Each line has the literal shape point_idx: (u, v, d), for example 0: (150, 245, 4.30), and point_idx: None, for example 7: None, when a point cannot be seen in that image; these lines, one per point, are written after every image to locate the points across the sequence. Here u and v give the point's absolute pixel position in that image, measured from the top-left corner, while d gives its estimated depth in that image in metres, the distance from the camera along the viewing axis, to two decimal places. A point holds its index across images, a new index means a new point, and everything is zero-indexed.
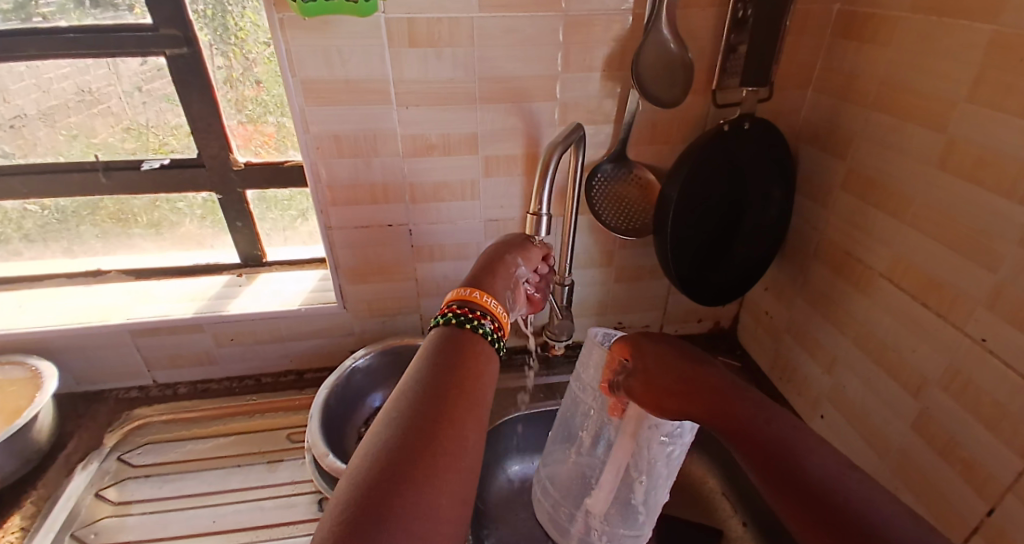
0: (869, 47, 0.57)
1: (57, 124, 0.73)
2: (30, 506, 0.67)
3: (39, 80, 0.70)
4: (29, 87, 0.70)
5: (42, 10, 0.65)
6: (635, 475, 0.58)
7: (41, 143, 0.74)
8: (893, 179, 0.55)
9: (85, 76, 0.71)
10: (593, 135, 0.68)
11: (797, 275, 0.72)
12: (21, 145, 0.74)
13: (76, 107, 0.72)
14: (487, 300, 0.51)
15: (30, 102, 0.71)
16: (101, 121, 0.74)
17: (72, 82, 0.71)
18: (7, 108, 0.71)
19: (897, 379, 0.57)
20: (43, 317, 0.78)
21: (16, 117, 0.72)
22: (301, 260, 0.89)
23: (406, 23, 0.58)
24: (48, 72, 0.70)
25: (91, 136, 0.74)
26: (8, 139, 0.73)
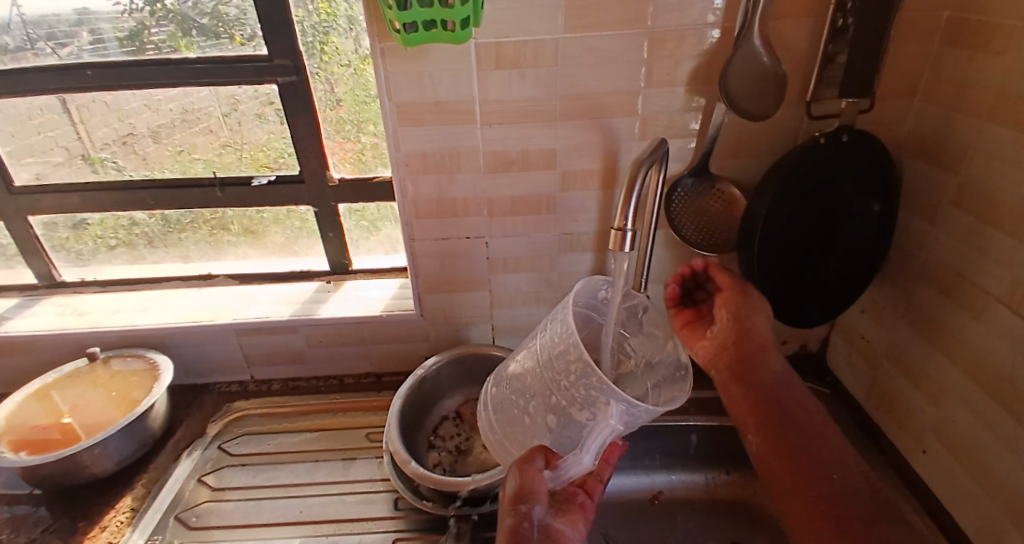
0: (981, 55, 0.53)
1: (164, 141, 0.82)
2: (141, 487, 0.75)
3: (148, 101, 0.79)
4: (142, 107, 0.80)
5: (153, 38, 0.74)
6: (559, 429, 0.56)
7: (149, 157, 0.84)
8: (1014, 196, 0.50)
9: (189, 98, 0.79)
10: (674, 148, 0.67)
11: (900, 296, 0.67)
12: (129, 160, 0.84)
13: (181, 125, 0.81)
14: None
15: (142, 121, 0.81)
16: (202, 137, 0.82)
17: (178, 103, 0.79)
18: (123, 126, 0.81)
19: (1014, 413, 0.51)
20: (162, 314, 0.88)
21: (129, 134, 0.82)
22: (383, 269, 0.94)
23: (494, 46, 0.60)
24: (158, 95, 0.78)
25: (192, 151, 0.83)
26: (122, 154, 0.84)
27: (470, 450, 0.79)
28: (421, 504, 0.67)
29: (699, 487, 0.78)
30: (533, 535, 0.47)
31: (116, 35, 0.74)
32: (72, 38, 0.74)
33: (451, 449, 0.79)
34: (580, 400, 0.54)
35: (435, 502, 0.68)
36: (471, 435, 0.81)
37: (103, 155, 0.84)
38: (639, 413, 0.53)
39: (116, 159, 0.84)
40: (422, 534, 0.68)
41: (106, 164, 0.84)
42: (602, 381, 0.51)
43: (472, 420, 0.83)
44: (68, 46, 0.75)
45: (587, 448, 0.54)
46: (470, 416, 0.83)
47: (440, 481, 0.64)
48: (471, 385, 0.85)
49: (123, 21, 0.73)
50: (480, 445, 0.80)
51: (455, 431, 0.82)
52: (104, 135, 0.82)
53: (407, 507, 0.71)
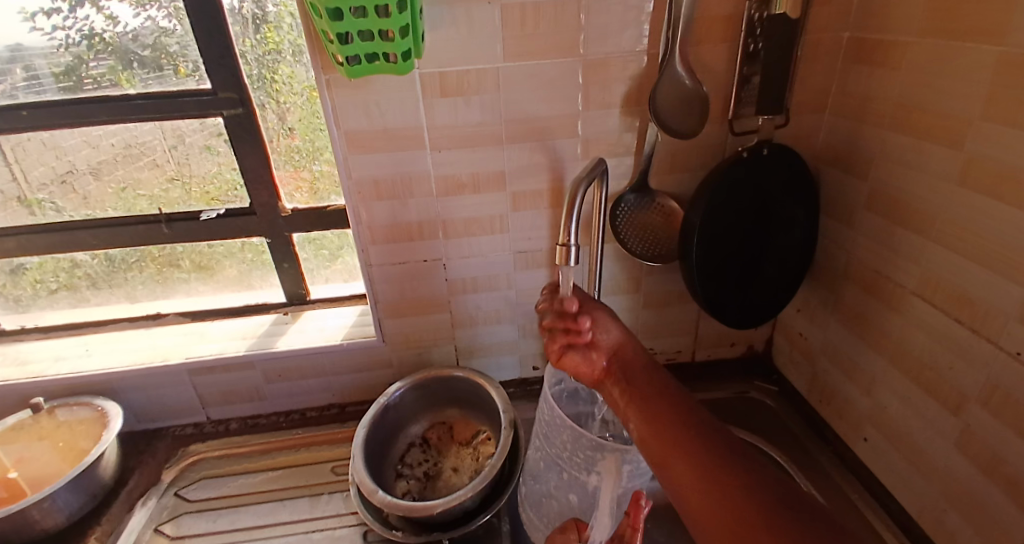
0: (882, 68, 0.59)
1: (105, 178, 0.80)
2: (94, 541, 0.72)
3: (88, 138, 0.77)
4: (81, 144, 0.78)
5: (92, 73, 0.72)
6: (578, 505, 0.61)
7: (90, 196, 0.81)
8: (916, 198, 0.56)
9: (131, 133, 0.77)
10: (615, 167, 0.71)
11: (828, 295, 0.72)
12: (70, 199, 0.81)
13: (124, 160, 0.79)
14: None
15: (81, 158, 0.79)
16: (147, 172, 0.80)
17: (119, 138, 0.78)
18: (61, 164, 0.79)
19: (936, 396, 0.56)
20: (109, 358, 0.85)
21: (68, 172, 0.79)
22: (341, 297, 0.94)
23: (438, 75, 0.63)
24: (97, 131, 0.77)
25: (136, 187, 0.81)
26: (61, 194, 0.81)
27: (439, 475, 0.79)
28: (391, 534, 0.66)
29: None
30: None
31: (52, 71, 0.72)
32: (4, 75, 0.72)
33: (419, 476, 0.79)
34: (584, 465, 0.58)
35: (406, 531, 0.67)
36: (439, 460, 0.81)
37: (40, 196, 0.81)
38: (638, 461, 0.56)
39: (54, 199, 0.81)
40: None
41: (43, 205, 0.81)
42: (593, 442, 0.56)
43: (439, 444, 0.83)
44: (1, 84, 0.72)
45: (603, 513, 0.56)
46: (437, 441, 0.84)
47: (410, 507, 0.63)
48: (436, 409, 0.85)
49: (59, 56, 0.71)
50: (448, 469, 0.80)
51: (423, 458, 0.82)
52: (41, 175, 0.79)
53: (376, 539, 0.71)
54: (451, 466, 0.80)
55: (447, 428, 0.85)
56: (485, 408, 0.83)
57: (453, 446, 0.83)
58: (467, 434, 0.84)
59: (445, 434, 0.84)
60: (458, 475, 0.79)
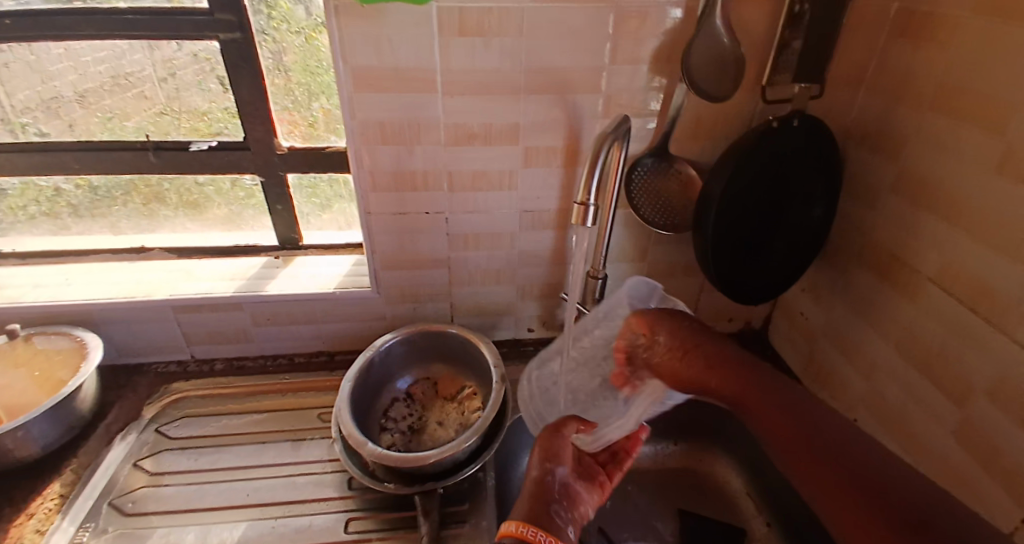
0: (927, 45, 0.56)
1: (93, 106, 0.75)
2: (70, 473, 0.70)
3: (77, 63, 0.72)
4: (68, 68, 0.73)
5: None
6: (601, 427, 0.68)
7: (76, 123, 0.76)
8: (947, 183, 0.54)
9: (121, 61, 0.73)
10: (635, 128, 0.68)
11: (837, 277, 0.71)
12: (54, 126, 0.76)
13: (113, 90, 0.74)
14: None
15: (67, 84, 0.74)
16: (135, 102, 0.75)
17: (109, 66, 0.73)
18: (46, 89, 0.74)
19: (941, 385, 0.55)
20: (89, 290, 0.81)
21: (53, 97, 0.74)
22: (336, 245, 0.90)
23: (457, 11, 0.58)
24: (86, 54, 0.72)
25: (123, 118, 0.76)
26: (46, 120, 0.76)
27: (424, 429, 0.78)
28: (382, 486, 0.65)
29: (649, 458, 0.80)
30: (554, 490, 0.53)
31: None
32: None
33: (404, 430, 0.77)
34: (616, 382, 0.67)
35: (396, 483, 0.66)
36: (424, 414, 0.80)
37: (24, 120, 0.75)
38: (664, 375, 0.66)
39: (37, 124, 0.76)
40: (372, 514, 0.67)
41: (26, 129, 0.76)
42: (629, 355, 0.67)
43: (423, 400, 0.82)
44: None
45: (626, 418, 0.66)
46: (421, 396, 0.82)
47: (403, 459, 0.62)
48: (422, 364, 0.83)
49: None
50: (434, 424, 0.79)
51: (407, 412, 0.80)
52: (26, 98, 0.74)
53: (360, 487, 0.70)
54: (436, 420, 0.79)
55: (432, 384, 0.83)
56: (473, 364, 0.81)
57: (438, 402, 0.81)
58: (452, 390, 0.83)
59: (429, 390, 0.83)
60: (443, 428, 0.78)
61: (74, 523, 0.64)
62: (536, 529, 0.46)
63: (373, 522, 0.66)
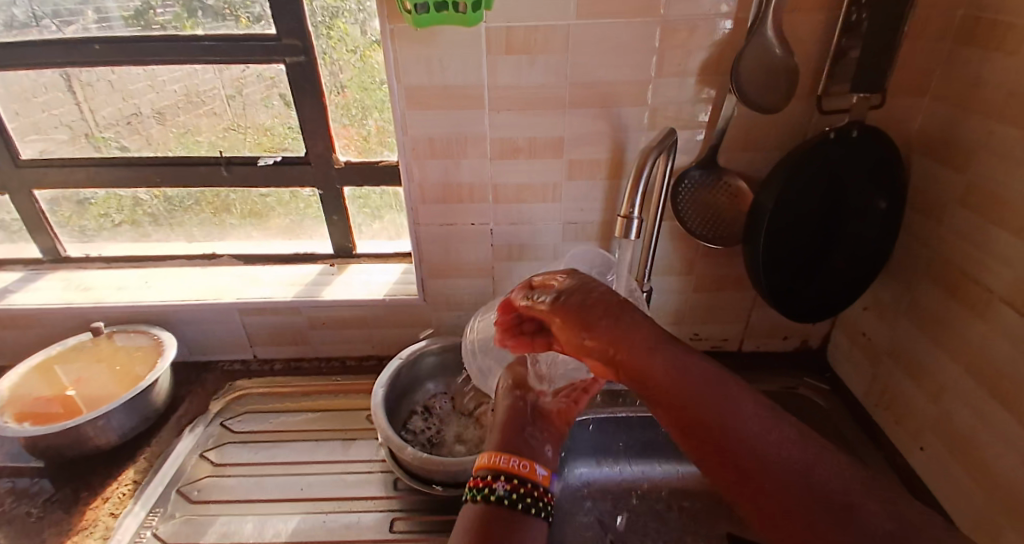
0: (996, 52, 0.53)
1: (168, 122, 0.82)
2: (144, 460, 0.76)
3: (155, 83, 0.79)
4: (147, 87, 0.80)
5: (160, 19, 0.74)
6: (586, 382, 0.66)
7: (153, 138, 0.84)
8: (1018, 194, 0.50)
9: (194, 79, 0.79)
10: (682, 140, 0.67)
11: (903, 294, 0.67)
12: (134, 140, 0.84)
13: (187, 107, 0.81)
14: (513, 462, 0.51)
15: (146, 102, 0.81)
16: (206, 120, 0.82)
17: (182, 85, 0.79)
18: (128, 106, 0.81)
19: (1014, 411, 0.51)
20: (164, 292, 0.88)
21: (133, 114, 0.82)
22: (387, 254, 0.94)
23: (505, 30, 0.60)
24: (162, 75, 0.78)
25: (196, 134, 0.83)
26: (127, 135, 0.84)
27: (443, 442, 0.78)
28: (429, 489, 0.68)
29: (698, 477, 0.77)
30: (526, 413, 0.58)
31: (121, 14, 0.74)
32: (77, 16, 0.74)
33: (422, 442, 0.77)
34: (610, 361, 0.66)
35: (447, 487, 0.68)
36: (442, 428, 0.80)
37: (107, 134, 0.84)
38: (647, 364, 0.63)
39: (120, 138, 0.84)
40: (414, 514, 0.68)
41: (109, 143, 0.84)
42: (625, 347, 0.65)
43: (441, 414, 0.82)
44: (73, 24, 0.75)
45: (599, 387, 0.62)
46: (440, 411, 0.82)
47: (451, 466, 0.65)
48: (438, 377, 0.84)
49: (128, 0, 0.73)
50: (452, 437, 0.79)
51: (425, 426, 0.80)
52: (109, 115, 0.82)
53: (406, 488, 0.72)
54: (454, 433, 0.79)
55: (449, 398, 0.84)
56: None
57: (456, 415, 0.82)
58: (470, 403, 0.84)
59: (448, 405, 0.83)
60: (463, 442, 0.78)
61: (145, 507, 0.69)
62: (508, 456, 0.52)
63: (414, 523, 0.67)
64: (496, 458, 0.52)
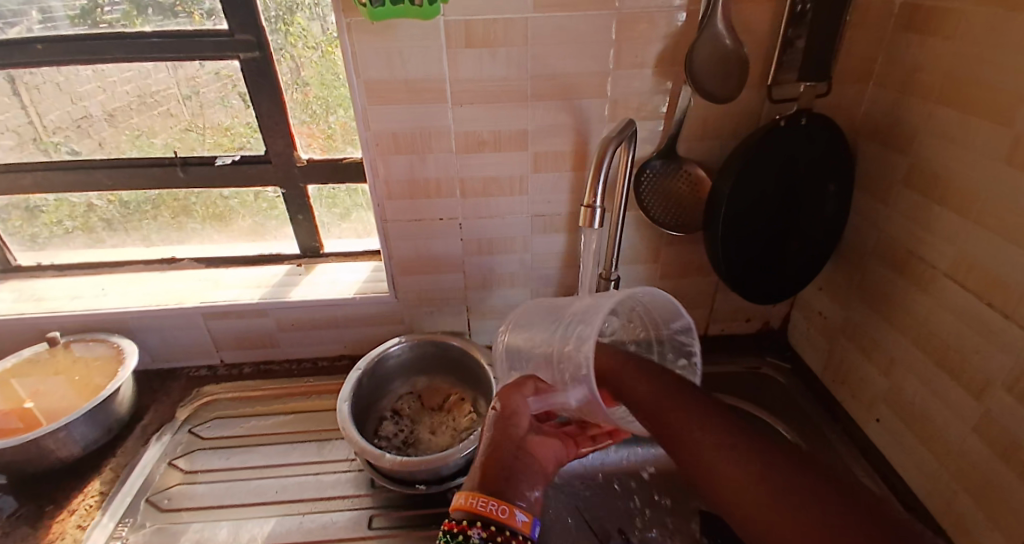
0: (933, 38, 0.56)
1: (121, 124, 0.79)
2: (110, 471, 0.74)
3: (105, 84, 0.76)
4: (96, 89, 0.77)
5: (107, 17, 0.71)
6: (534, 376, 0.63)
7: (105, 141, 0.81)
8: (958, 175, 0.53)
9: (146, 79, 0.76)
10: (643, 130, 0.69)
11: (854, 273, 0.70)
12: (86, 145, 0.81)
13: (139, 108, 0.78)
14: (493, 504, 0.41)
15: (96, 104, 0.78)
16: (162, 120, 0.79)
17: (134, 85, 0.76)
18: (77, 109, 0.78)
19: (960, 380, 0.55)
20: (124, 299, 0.86)
21: (84, 117, 0.79)
22: (355, 252, 0.93)
23: (464, 24, 0.60)
24: (113, 75, 0.75)
25: (151, 136, 0.80)
26: (77, 139, 0.80)
27: (419, 442, 0.78)
28: (414, 489, 0.67)
29: (669, 460, 0.80)
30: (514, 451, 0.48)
31: (67, 13, 0.70)
32: (19, 17, 0.71)
33: (398, 444, 0.78)
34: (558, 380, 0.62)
35: (428, 484, 0.68)
36: (415, 429, 0.80)
37: (55, 139, 0.80)
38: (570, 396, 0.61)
39: (69, 143, 0.80)
40: (392, 511, 0.69)
41: (59, 148, 0.81)
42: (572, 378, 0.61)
43: (410, 414, 0.82)
44: (16, 25, 0.71)
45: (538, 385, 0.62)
46: (409, 412, 0.82)
47: (432, 461, 0.64)
48: (403, 379, 0.85)
49: None
50: (427, 435, 0.79)
51: (397, 429, 0.80)
52: (58, 119, 0.79)
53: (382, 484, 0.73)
54: (428, 431, 0.80)
55: (416, 398, 0.84)
56: (456, 367, 0.84)
57: (426, 415, 0.83)
58: (437, 400, 0.85)
59: (415, 405, 0.83)
60: (438, 438, 0.79)
61: (113, 519, 0.68)
62: (489, 497, 0.42)
63: (391, 520, 0.68)
64: (473, 499, 0.42)
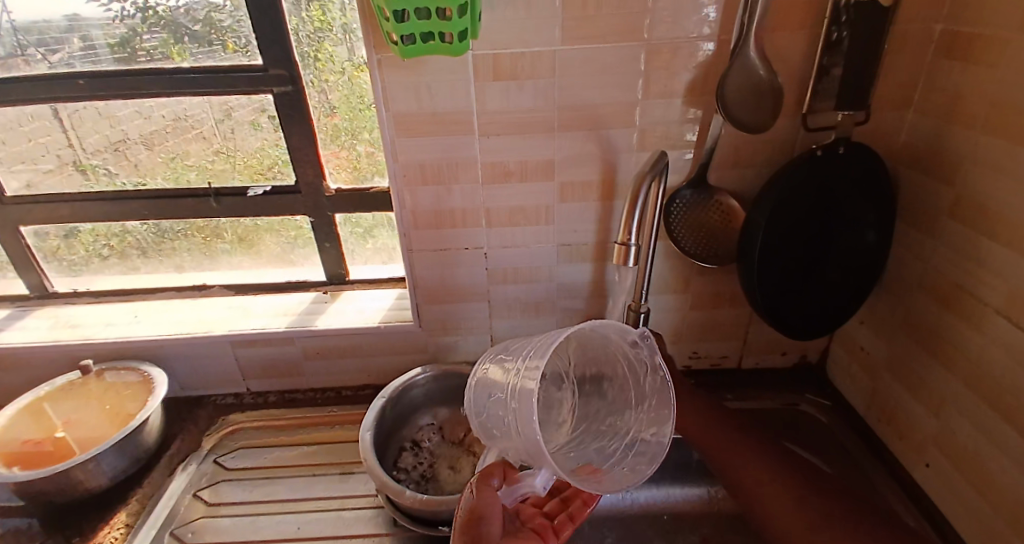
0: (977, 66, 0.54)
1: (156, 147, 0.81)
2: (135, 502, 0.74)
3: (141, 108, 0.78)
4: (133, 114, 0.79)
5: (144, 46, 0.73)
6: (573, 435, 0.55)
7: (140, 164, 0.83)
8: (1006, 206, 0.50)
9: (182, 105, 0.78)
10: (672, 160, 0.67)
11: (899, 307, 0.67)
12: (122, 166, 0.83)
13: (173, 131, 0.80)
14: None
15: (133, 128, 0.80)
16: (196, 144, 0.81)
17: (170, 110, 0.78)
18: (115, 133, 0.80)
19: (1016, 425, 0.51)
20: (156, 326, 0.87)
21: (120, 140, 0.81)
22: (380, 279, 0.93)
23: (491, 57, 0.60)
24: (149, 102, 0.77)
25: (184, 159, 0.82)
26: (113, 161, 0.83)
27: (438, 476, 0.77)
28: (437, 530, 0.66)
29: (702, 501, 0.76)
30: None
31: (108, 42, 0.73)
32: (62, 44, 0.73)
33: (417, 478, 0.76)
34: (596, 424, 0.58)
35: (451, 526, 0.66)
36: (435, 462, 0.79)
37: (94, 162, 0.83)
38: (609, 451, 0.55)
39: (107, 165, 0.83)
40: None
41: (97, 170, 0.83)
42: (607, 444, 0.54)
43: (431, 446, 0.81)
44: (58, 53, 0.74)
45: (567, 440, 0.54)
46: (430, 444, 0.81)
47: (455, 502, 0.62)
48: (427, 409, 0.83)
49: (114, 28, 0.72)
50: (446, 469, 0.78)
51: (416, 461, 0.78)
52: (96, 142, 0.81)
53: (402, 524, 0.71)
54: (448, 465, 0.78)
55: (437, 429, 0.83)
56: None
57: (446, 447, 0.81)
58: (459, 432, 0.83)
59: (437, 437, 0.82)
60: (457, 473, 0.77)
61: None
62: None
63: None
64: None
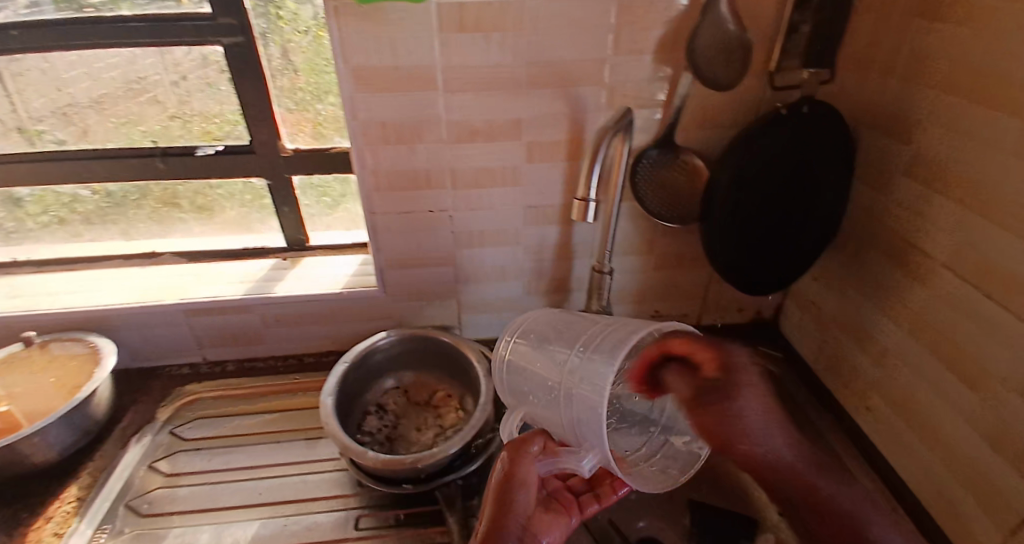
0: (937, 26, 0.54)
1: (107, 112, 0.76)
2: (87, 476, 0.71)
3: (89, 70, 0.72)
4: (81, 74, 0.73)
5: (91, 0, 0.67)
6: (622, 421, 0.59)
7: (91, 130, 0.77)
8: (959, 162, 0.52)
9: (133, 64, 0.72)
10: (640, 118, 0.67)
11: (850, 264, 0.69)
12: (71, 132, 0.77)
13: (126, 95, 0.74)
14: None
15: (82, 91, 0.74)
16: (148, 108, 0.76)
17: (121, 71, 0.73)
18: (61, 96, 0.74)
19: (954, 370, 0.54)
20: (102, 296, 0.82)
21: (68, 104, 0.75)
22: (342, 245, 0.90)
23: (457, 8, 0.57)
24: (95, 60, 0.71)
25: (126, 118, 0.76)
26: (60, 126, 0.76)
27: (403, 437, 0.76)
28: (400, 488, 0.65)
29: None
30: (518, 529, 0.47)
31: None
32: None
33: (382, 440, 0.75)
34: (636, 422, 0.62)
35: (416, 484, 0.66)
36: (400, 424, 0.78)
37: (40, 128, 0.76)
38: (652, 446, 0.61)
39: (54, 131, 0.76)
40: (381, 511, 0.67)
41: (44, 137, 0.77)
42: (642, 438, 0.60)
43: (396, 410, 0.80)
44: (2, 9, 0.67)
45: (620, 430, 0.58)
46: (394, 407, 0.80)
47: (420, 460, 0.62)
48: (391, 372, 0.82)
49: None
50: (411, 431, 0.77)
51: (381, 424, 0.77)
52: (42, 106, 0.75)
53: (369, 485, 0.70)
54: (414, 427, 0.78)
55: (401, 393, 0.82)
56: (445, 362, 0.82)
57: (411, 409, 0.80)
58: (423, 395, 0.82)
59: (401, 400, 0.81)
60: (423, 434, 0.77)
61: (91, 526, 0.64)
62: None
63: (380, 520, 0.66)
64: None
